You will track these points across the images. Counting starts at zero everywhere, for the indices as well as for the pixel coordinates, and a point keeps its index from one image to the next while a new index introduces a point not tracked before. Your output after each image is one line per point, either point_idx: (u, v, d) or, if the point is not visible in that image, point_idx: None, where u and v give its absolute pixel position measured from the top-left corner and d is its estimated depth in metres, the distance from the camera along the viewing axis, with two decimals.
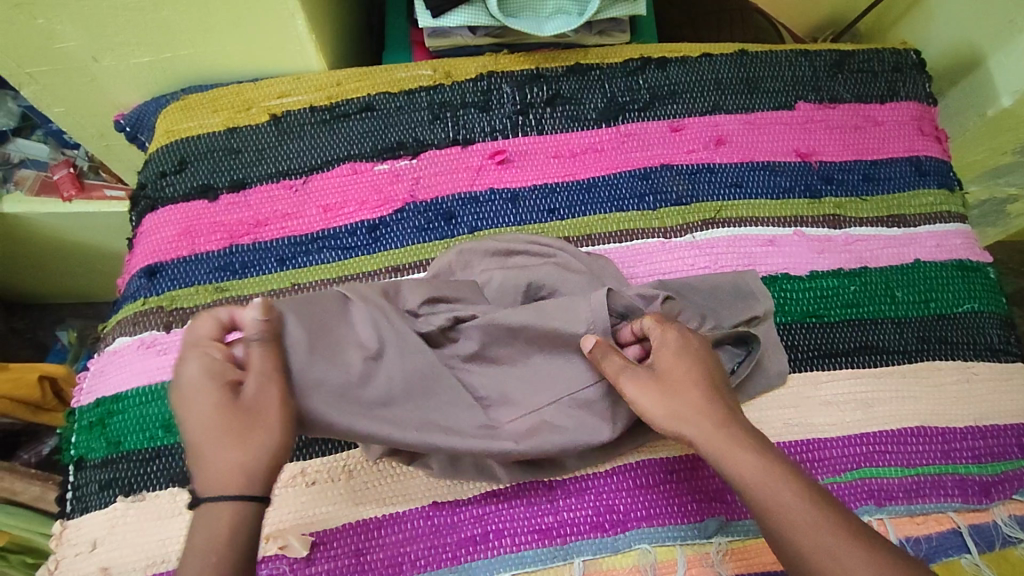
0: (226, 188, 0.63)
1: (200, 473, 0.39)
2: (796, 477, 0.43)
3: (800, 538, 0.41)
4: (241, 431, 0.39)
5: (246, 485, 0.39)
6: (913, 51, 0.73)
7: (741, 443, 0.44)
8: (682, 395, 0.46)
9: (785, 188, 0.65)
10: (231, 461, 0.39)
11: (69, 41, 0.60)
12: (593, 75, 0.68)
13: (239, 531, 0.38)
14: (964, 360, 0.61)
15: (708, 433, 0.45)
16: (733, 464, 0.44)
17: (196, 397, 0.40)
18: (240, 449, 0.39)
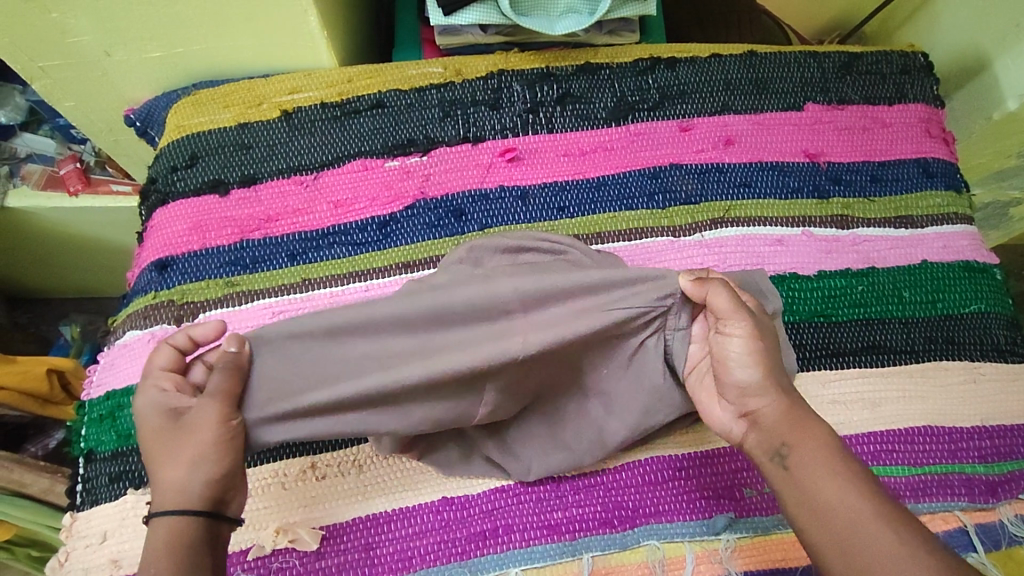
0: (237, 183, 0.63)
1: (157, 489, 0.44)
2: (858, 463, 0.43)
3: (854, 516, 0.40)
4: (182, 450, 0.44)
5: (186, 503, 0.43)
6: (921, 54, 0.73)
7: (810, 420, 0.45)
8: (760, 356, 0.47)
9: (793, 189, 0.65)
10: (173, 479, 0.43)
11: (82, 35, 0.60)
12: (603, 75, 0.68)
13: (178, 544, 0.42)
14: (970, 360, 0.61)
15: (779, 404, 0.46)
16: (798, 439, 0.44)
17: (147, 419, 0.45)
18: (178, 467, 0.43)
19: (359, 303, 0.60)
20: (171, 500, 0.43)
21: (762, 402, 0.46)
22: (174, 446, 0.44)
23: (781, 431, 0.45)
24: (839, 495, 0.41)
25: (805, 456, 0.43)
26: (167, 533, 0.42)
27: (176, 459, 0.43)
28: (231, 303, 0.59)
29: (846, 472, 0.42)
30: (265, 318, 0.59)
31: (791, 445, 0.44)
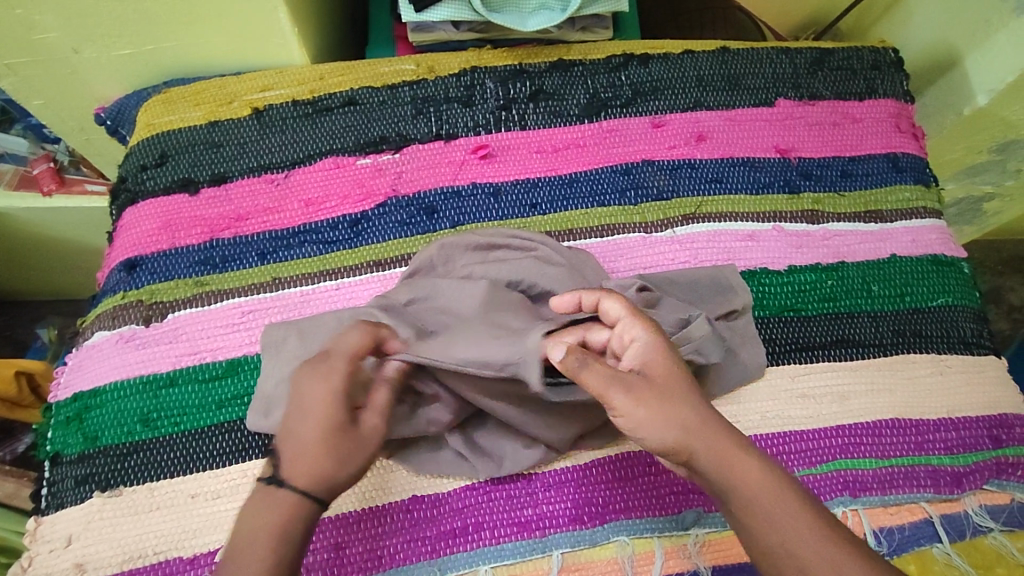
0: (207, 182, 0.63)
1: (290, 466, 0.42)
2: (783, 478, 0.43)
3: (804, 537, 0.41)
4: (348, 450, 0.43)
5: (316, 492, 0.42)
6: (892, 50, 0.73)
7: (740, 452, 0.44)
8: (665, 410, 0.44)
9: (764, 184, 0.66)
10: (322, 468, 0.42)
11: (49, 32, 0.59)
12: (576, 71, 0.68)
13: (293, 528, 0.41)
14: (937, 353, 0.62)
15: (707, 444, 0.44)
16: (732, 473, 0.43)
17: (309, 397, 0.44)
18: (339, 464, 0.43)
19: (330, 301, 0.60)
20: (305, 479, 0.42)
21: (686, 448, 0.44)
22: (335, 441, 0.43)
23: (717, 473, 0.43)
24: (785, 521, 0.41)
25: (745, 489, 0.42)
26: (280, 508, 0.41)
27: (335, 447, 0.43)
28: (200, 303, 0.59)
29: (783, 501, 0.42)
30: (235, 317, 0.59)
31: (726, 483, 0.43)
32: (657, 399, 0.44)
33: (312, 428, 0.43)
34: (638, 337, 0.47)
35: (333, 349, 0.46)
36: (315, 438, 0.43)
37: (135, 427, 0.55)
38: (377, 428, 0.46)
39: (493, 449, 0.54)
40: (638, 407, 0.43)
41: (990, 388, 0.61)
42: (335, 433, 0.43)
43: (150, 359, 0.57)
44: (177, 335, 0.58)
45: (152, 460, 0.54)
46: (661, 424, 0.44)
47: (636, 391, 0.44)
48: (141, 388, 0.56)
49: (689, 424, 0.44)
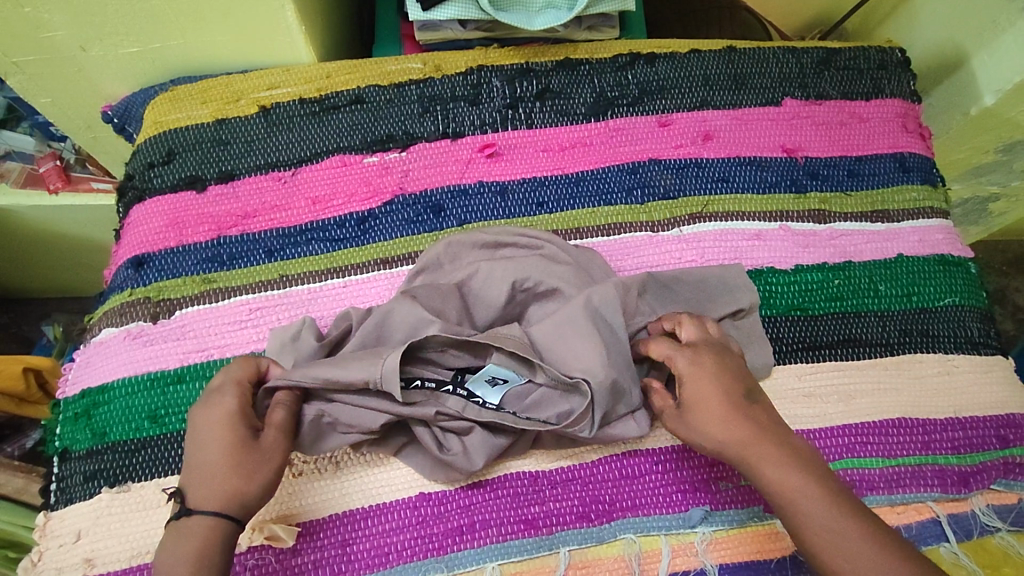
0: (214, 180, 0.63)
1: (197, 491, 0.44)
2: (819, 472, 0.46)
3: (834, 530, 0.44)
4: (252, 465, 0.45)
5: (224, 507, 0.44)
6: (899, 49, 0.73)
7: (770, 450, 0.46)
8: (704, 421, 0.49)
9: (770, 184, 0.66)
10: (231, 485, 0.44)
11: (57, 31, 0.60)
12: (582, 71, 0.68)
13: (211, 545, 0.43)
14: (944, 352, 0.62)
15: (737, 446, 0.47)
16: (761, 475, 0.46)
17: (211, 427, 0.46)
18: (246, 480, 0.45)
19: (338, 299, 0.60)
20: (211, 500, 0.44)
21: (726, 453, 0.48)
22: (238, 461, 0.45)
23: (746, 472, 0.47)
24: (818, 517, 0.44)
25: (775, 488, 0.46)
26: (196, 533, 0.43)
27: (240, 465, 0.45)
28: (207, 300, 0.59)
29: (807, 493, 0.45)
30: (242, 314, 0.59)
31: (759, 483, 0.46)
32: (695, 413, 0.49)
33: (214, 451, 0.45)
34: (680, 367, 0.51)
35: (223, 376, 0.49)
36: (220, 460, 0.45)
37: (143, 423, 0.55)
38: (279, 442, 0.47)
39: (449, 444, 0.52)
40: (682, 427, 0.50)
41: (997, 388, 0.61)
42: (237, 453, 0.45)
43: (158, 355, 0.57)
44: (184, 332, 0.58)
45: (159, 457, 0.54)
46: (705, 431, 0.48)
47: (677, 417, 0.51)
48: (150, 385, 0.56)
49: (729, 431, 0.48)
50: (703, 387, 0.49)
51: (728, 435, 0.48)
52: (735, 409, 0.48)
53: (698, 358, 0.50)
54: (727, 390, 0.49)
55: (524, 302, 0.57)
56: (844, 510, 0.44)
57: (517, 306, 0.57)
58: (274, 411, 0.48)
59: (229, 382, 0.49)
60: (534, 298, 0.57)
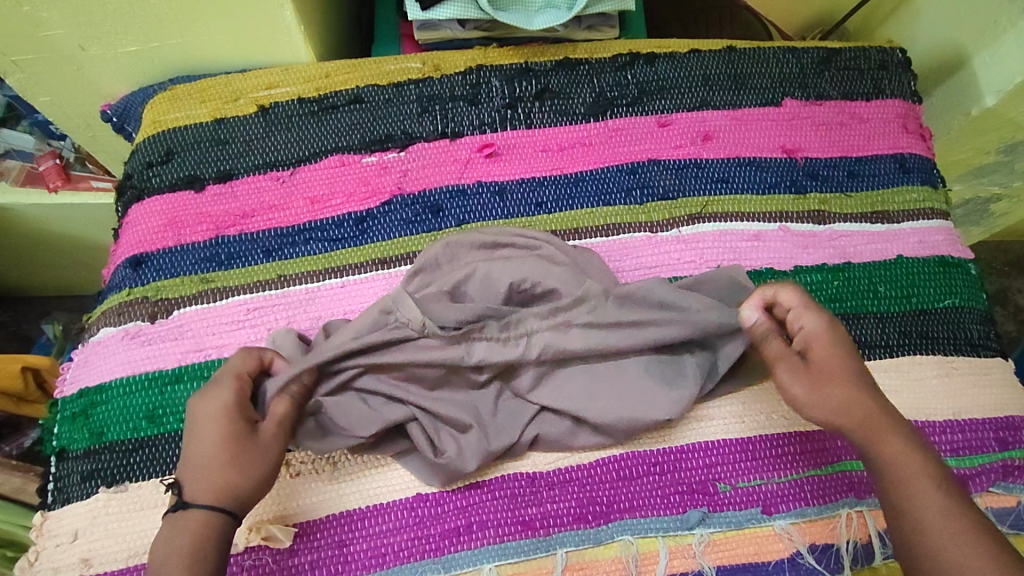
0: (213, 180, 0.63)
1: (194, 484, 0.45)
2: (931, 455, 0.48)
3: (945, 512, 0.45)
4: (249, 459, 0.47)
5: (221, 501, 0.45)
6: (900, 49, 0.73)
7: (892, 431, 0.49)
8: (828, 389, 0.50)
9: (770, 184, 0.66)
10: (227, 478, 0.45)
11: (55, 30, 0.60)
12: (582, 70, 0.68)
13: (205, 541, 0.44)
14: (944, 354, 0.61)
15: (861, 419, 0.49)
16: (878, 448, 0.49)
17: (210, 420, 0.47)
18: (241, 474, 0.46)
19: (336, 300, 0.60)
20: (208, 493, 0.45)
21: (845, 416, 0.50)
22: (235, 453, 0.46)
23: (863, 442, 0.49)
24: (929, 494, 0.46)
25: (892, 459, 0.48)
26: (190, 527, 0.44)
27: (237, 458, 0.46)
28: (206, 300, 0.59)
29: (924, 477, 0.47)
30: (240, 314, 0.59)
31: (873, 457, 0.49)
32: (824, 374, 0.51)
33: (211, 443, 0.46)
34: (815, 325, 0.52)
35: (225, 368, 0.50)
36: (216, 453, 0.46)
37: (140, 423, 0.55)
38: (274, 442, 0.48)
39: (443, 446, 0.52)
40: (801, 384, 0.51)
41: (997, 390, 0.61)
42: (235, 446, 0.46)
43: (156, 355, 0.57)
44: (182, 332, 0.58)
45: (157, 457, 0.54)
46: (830, 393, 0.50)
47: (799, 372, 0.52)
48: (147, 384, 0.56)
49: (858, 401, 0.50)
50: (833, 357, 0.51)
51: (854, 404, 0.50)
52: (865, 384, 0.51)
53: (832, 323, 0.53)
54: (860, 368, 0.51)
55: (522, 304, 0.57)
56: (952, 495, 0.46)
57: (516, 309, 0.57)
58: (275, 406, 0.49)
59: (228, 374, 0.49)
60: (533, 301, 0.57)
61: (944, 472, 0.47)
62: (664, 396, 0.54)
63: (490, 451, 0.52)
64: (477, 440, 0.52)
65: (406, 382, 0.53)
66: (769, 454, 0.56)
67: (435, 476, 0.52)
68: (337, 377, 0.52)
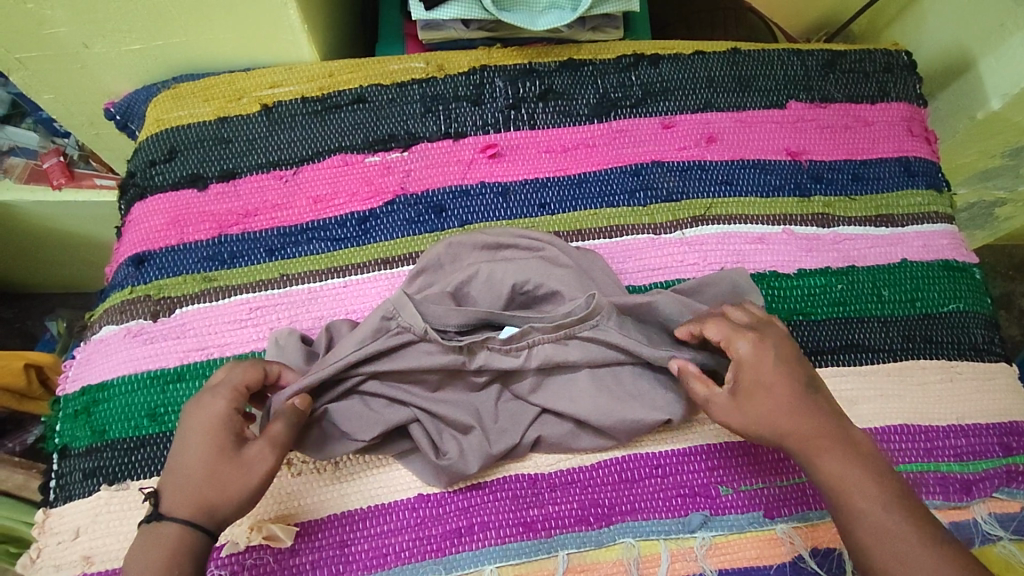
0: (215, 178, 0.63)
1: (173, 497, 0.44)
2: (874, 464, 0.47)
3: (890, 531, 0.44)
4: (230, 477, 0.45)
5: (199, 518, 0.44)
6: (905, 52, 0.73)
7: (834, 446, 0.47)
8: (767, 415, 0.48)
9: (774, 187, 0.65)
10: (205, 494, 0.44)
11: (59, 28, 0.60)
12: (586, 71, 0.67)
13: (179, 556, 0.43)
14: (948, 359, 0.61)
15: (800, 438, 0.47)
16: (818, 468, 0.47)
17: (197, 432, 0.46)
18: (221, 491, 0.44)
19: (338, 300, 0.60)
20: (185, 509, 0.44)
21: (780, 439, 0.48)
22: (217, 468, 0.45)
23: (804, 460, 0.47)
24: (871, 514, 0.45)
25: (829, 479, 0.46)
26: (165, 539, 0.43)
27: (219, 473, 0.44)
28: (208, 299, 0.59)
29: (867, 492, 0.45)
30: (243, 313, 0.59)
31: (817, 474, 0.47)
32: (755, 400, 0.48)
33: (195, 456, 0.45)
34: (741, 351, 0.50)
35: (222, 378, 0.48)
36: (198, 467, 0.45)
37: (142, 421, 0.55)
38: (265, 456, 0.46)
39: (445, 447, 0.52)
40: (735, 418, 0.49)
41: (1001, 395, 0.61)
42: (219, 462, 0.45)
43: (158, 354, 0.57)
44: (184, 331, 0.58)
45: (158, 455, 0.54)
46: (762, 418, 0.48)
47: (729, 406, 0.49)
48: (149, 383, 0.56)
49: (793, 422, 0.48)
50: (762, 381, 0.49)
51: (794, 421, 0.48)
52: (801, 400, 0.48)
53: (761, 343, 0.50)
54: (797, 383, 0.49)
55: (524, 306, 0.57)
56: (898, 509, 0.45)
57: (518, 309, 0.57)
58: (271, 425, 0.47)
59: (226, 385, 0.48)
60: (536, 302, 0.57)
61: (893, 483, 0.46)
62: (662, 398, 0.54)
63: (492, 453, 0.52)
64: (479, 442, 0.52)
65: (409, 384, 0.53)
66: (772, 458, 0.56)
67: (439, 478, 0.52)
68: (339, 381, 0.52)
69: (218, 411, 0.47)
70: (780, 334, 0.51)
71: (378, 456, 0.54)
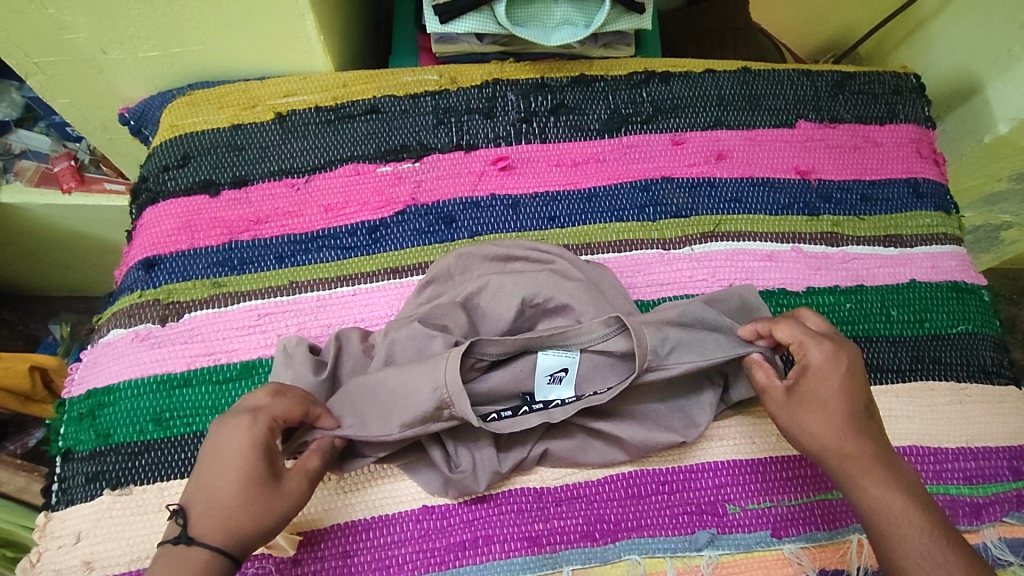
0: (227, 185, 0.63)
1: (202, 520, 0.42)
2: (916, 494, 0.46)
3: (932, 561, 0.43)
4: (263, 508, 0.44)
5: (226, 546, 0.42)
6: (914, 75, 0.73)
7: (877, 471, 0.47)
8: (823, 423, 0.49)
9: (783, 205, 0.66)
10: (235, 523, 0.43)
11: (78, 33, 0.60)
12: (597, 87, 0.68)
13: None
14: (957, 381, 0.61)
15: (845, 457, 0.48)
16: (859, 490, 0.47)
17: (232, 454, 0.44)
18: (252, 521, 0.43)
19: (346, 308, 0.60)
20: (214, 534, 0.42)
21: (823, 454, 0.49)
22: (250, 496, 0.43)
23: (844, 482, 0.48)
24: (914, 541, 0.44)
25: (868, 503, 0.47)
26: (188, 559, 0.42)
27: (252, 502, 0.43)
28: (217, 304, 0.59)
29: (911, 521, 0.45)
30: (251, 319, 0.59)
31: (855, 498, 0.47)
32: (809, 406, 0.49)
33: (229, 479, 0.43)
34: (813, 359, 0.50)
35: (264, 405, 0.47)
36: (232, 492, 0.43)
37: (147, 426, 0.55)
38: (299, 494, 0.46)
39: (459, 461, 0.52)
40: (793, 416, 0.50)
41: (1011, 419, 0.60)
42: (254, 490, 0.44)
43: (165, 358, 0.57)
44: (192, 336, 0.58)
45: (162, 461, 0.54)
46: (811, 429, 0.49)
47: (786, 407, 0.50)
48: (156, 388, 0.56)
49: (843, 442, 0.48)
50: (825, 388, 0.49)
51: (845, 437, 0.48)
52: (856, 418, 0.48)
53: (835, 355, 0.50)
54: (855, 403, 0.49)
55: (533, 317, 0.57)
56: (940, 540, 0.44)
57: (527, 321, 0.57)
58: (307, 459, 0.48)
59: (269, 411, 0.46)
60: (545, 314, 0.57)
61: (937, 516, 0.46)
62: (677, 421, 0.55)
63: (501, 471, 0.52)
64: (490, 458, 0.52)
65: None
66: (780, 477, 0.55)
67: (447, 489, 0.52)
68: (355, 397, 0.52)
69: (256, 433, 0.45)
70: (854, 350, 0.51)
71: (382, 468, 0.53)
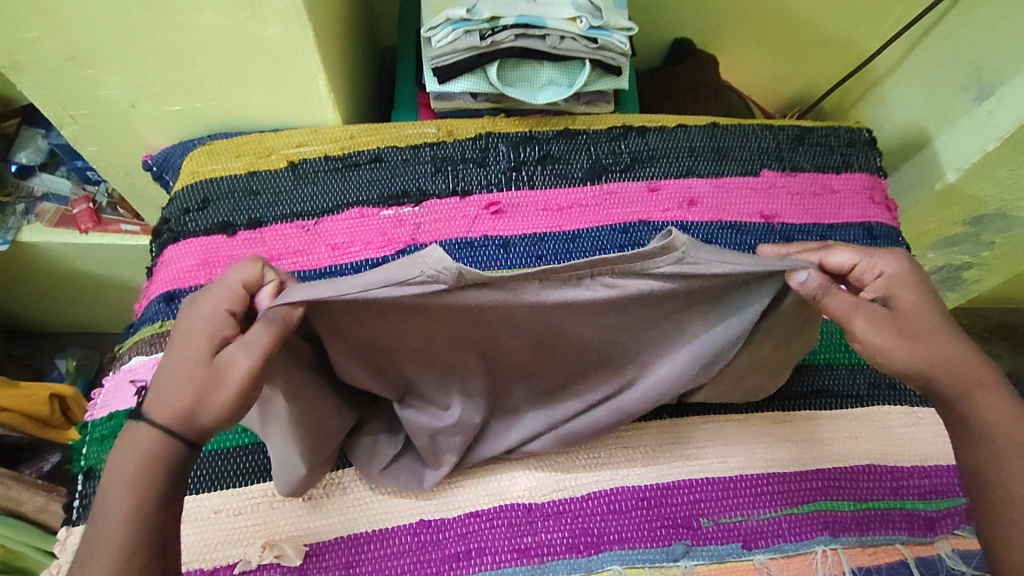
0: (243, 226, 0.69)
1: (154, 398, 0.45)
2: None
3: None
4: (206, 381, 0.44)
5: (173, 422, 0.44)
6: (866, 130, 0.82)
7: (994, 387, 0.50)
8: (916, 333, 0.50)
9: (749, 245, 0.72)
10: (178, 400, 0.44)
11: (113, 89, 0.68)
12: (581, 139, 0.76)
13: (155, 461, 0.43)
14: (911, 405, 0.66)
15: (952, 372, 0.50)
16: (976, 404, 0.50)
17: (186, 331, 0.46)
18: (194, 394, 0.44)
19: None
20: (160, 411, 0.44)
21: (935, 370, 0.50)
22: (192, 370, 0.45)
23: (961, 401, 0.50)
24: None
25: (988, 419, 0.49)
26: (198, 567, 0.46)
27: (195, 377, 0.45)
28: None
29: None
30: None
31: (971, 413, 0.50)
32: (906, 318, 0.50)
33: (177, 356, 0.46)
34: (887, 270, 0.52)
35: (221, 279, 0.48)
36: (178, 369, 0.45)
37: None
38: (238, 361, 0.44)
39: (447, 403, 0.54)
40: (881, 328, 0.49)
41: None
42: (195, 365, 0.45)
43: None
44: None
45: None
46: (914, 341, 0.49)
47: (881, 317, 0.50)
48: None
49: (953, 351, 0.50)
50: (914, 298, 0.51)
51: (947, 351, 0.50)
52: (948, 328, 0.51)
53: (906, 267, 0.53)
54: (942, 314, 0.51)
55: None
56: None
57: None
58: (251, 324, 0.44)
59: (223, 285, 0.48)
60: None
61: None
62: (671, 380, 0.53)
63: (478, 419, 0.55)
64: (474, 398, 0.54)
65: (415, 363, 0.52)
66: (750, 493, 0.60)
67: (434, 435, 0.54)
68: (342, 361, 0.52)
69: (204, 310, 0.47)
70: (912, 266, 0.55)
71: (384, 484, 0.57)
